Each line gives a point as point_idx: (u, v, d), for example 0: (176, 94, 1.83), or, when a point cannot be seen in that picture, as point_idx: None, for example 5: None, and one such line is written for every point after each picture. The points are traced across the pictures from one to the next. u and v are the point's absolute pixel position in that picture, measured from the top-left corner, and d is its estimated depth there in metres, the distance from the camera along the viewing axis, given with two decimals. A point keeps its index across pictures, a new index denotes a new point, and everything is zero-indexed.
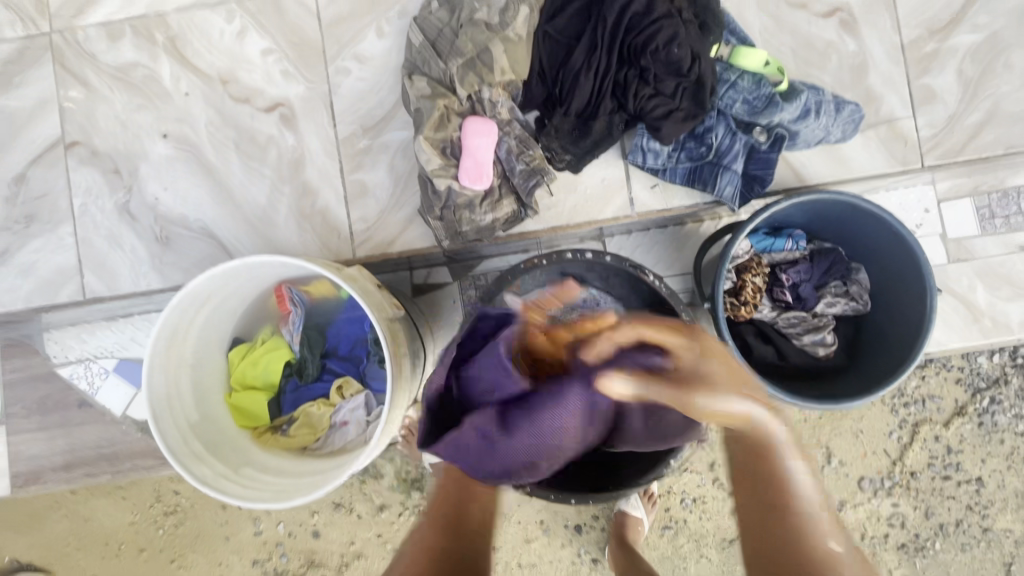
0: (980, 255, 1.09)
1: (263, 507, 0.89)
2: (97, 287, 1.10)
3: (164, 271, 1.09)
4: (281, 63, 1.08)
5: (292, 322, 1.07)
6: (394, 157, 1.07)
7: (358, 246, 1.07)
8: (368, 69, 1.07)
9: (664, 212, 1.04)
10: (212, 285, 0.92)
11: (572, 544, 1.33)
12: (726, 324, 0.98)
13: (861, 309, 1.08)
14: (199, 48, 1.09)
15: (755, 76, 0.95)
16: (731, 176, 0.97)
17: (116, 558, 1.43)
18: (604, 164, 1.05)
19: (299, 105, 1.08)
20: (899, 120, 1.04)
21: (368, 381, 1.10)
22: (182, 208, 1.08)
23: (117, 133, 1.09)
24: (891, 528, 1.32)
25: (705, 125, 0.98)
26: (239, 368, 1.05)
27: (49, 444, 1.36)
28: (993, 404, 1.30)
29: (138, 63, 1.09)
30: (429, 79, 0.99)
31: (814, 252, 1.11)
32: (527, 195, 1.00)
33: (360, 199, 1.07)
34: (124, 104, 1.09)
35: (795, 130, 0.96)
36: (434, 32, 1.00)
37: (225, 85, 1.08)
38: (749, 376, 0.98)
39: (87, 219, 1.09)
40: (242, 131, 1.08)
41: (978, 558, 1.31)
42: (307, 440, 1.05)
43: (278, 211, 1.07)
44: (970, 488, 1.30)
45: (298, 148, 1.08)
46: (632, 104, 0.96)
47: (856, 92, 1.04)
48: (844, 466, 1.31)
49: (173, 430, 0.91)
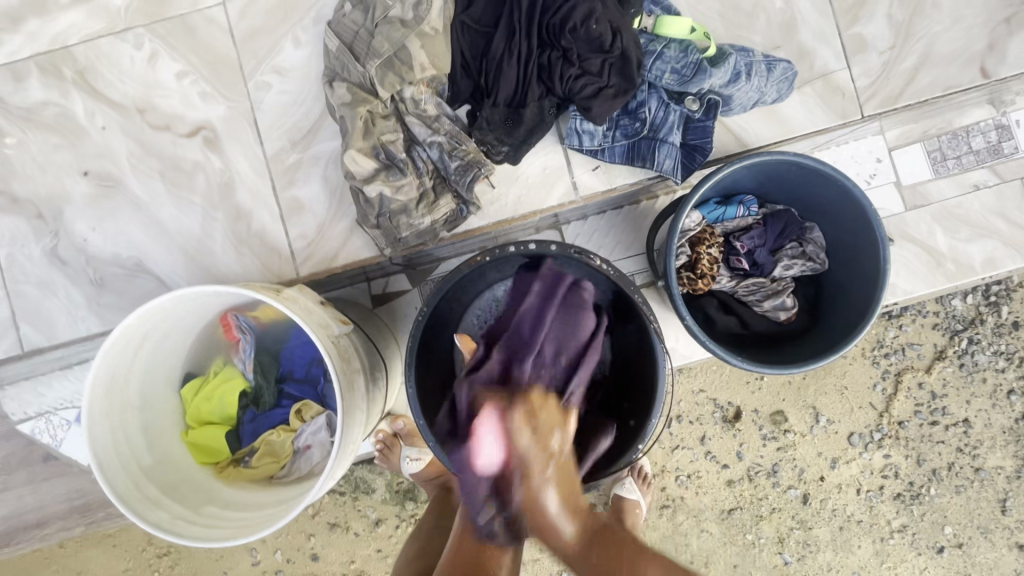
0: (936, 199, 1.08)
1: (225, 546, 0.85)
2: (35, 337, 1.06)
3: (103, 313, 1.05)
4: (197, 85, 1.04)
5: (243, 350, 1.04)
6: (327, 168, 1.03)
7: (301, 263, 1.04)
8: (290, 80, 1.04)
9: (609, 192, 1.03)
10: (146, 324, 0.89)
11: None
12: (682, 300, 0.95)
13: (819, 268, 1.06)
14: (110, 78, 1.04)
15: (682, 44, 0.93)
16: (669, 148, 0.96)
17: None
18: (544, 151, 1.03)
19: (222, 126, 1.04)
20: (834, 72, 1.03)
21: (328, 402, 1.08)
22: (114, 246, 1.04)
23: (35, 177, 1.05)
24: (886, 480, 1.31)
25: (637, 100, 0.97)
26: (193, 404, 1.02)
27: (22, 504, 1.32)
28: (972, 344, 1.29)
29: (49, 101, 1.05)
30: (349, 85, 0.95)
31: (767, 216, 1.09)
32: (465, 190, 0.96)
33: (297, 216, 1.04)
34: (40, 145, 1.05)
35: (728, 94, 0.95)
36: (349, 35, 0.97)
37: (142, 114, 1.04)
38: (712, 351, 0.96)
39: (17, 268, 1.05)
40: (166, 159, 1.04)
41: (973, 498, 1.31)
42: (272, 469, 1.02)
43: (215, 238, 1.04)
44: (958, 430, 1.30)
45: (226, 170, 1.04)
46: (559, 87, 0.93)
47: (788, 49, 1.03)
48: (833, 425, 1.30)
49: (122, 477, 0.88)
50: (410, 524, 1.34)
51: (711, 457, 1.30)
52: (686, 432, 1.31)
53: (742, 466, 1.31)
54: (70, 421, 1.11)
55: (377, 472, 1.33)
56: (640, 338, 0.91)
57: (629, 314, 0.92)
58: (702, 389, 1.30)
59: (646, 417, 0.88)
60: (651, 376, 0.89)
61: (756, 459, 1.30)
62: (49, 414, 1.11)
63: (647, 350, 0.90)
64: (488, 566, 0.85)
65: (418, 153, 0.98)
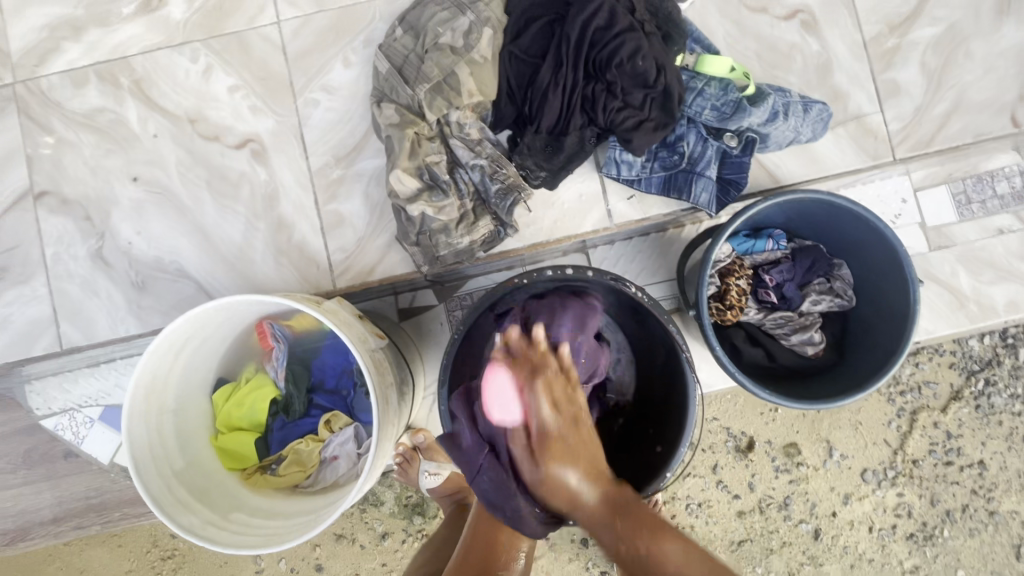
0: (960, 241, 1.10)
1: (254, 553, 0.86)
2: (74, 336, 1.08)
3: (142, 315, 1.07)
4: (249, 99, 1.08)
5: (276, 358, 1.06)
6: (368, 185, 1.06)
7: (338, 276, 1.07)
8: (338, 99, 1.07)
9: (643, 221, 1.05)
10: (189, 329, 0.91)
11: (579, 558, 1.30)
12: (713, 330, 0.97)
13: (847, 304, 1.08)
14: (166, 89, 1.08)
15: (722, 82, 0.97)
16: (705, 182, 0.99)
17: None
18: (581, 178, 1.06)
19: (270, 140, 1.07)
20: (868, 115, 1.06)
21: (356, 414, 1.10)
22: (157, 250, 1.07)
23: (86, 180, 1.08)
24: (899, 519, 1.30)
25: (676, 133, 1.00)
26: (224, 410, 1.04)
27: (38, 499, 1.33)
28: (988, 386, 1.30)
29: (105, 108, 1.08)
30: (397, 106, 0.99)
31: (795, 250, 1.11)
32: (504, 213, 0.99)
33: (337, 230, 1.06)
34: (93, 150, 1.08)
35: (766, 132, 0.97)
36: (400, 59, 1.00)
37: (194, 124, 1.08)
38: (739, 382, 0.97)
39: (61, 268, 1.08)
40: (214, 169, 1.07)
41: (987, 542, 1.30)
42: (298, 478, 1.03)
43: (255, 247, 1.07)
44: (973, 471, 1.30)
45: (271, 182, 1.07)
46: (602, 118, 0.96)
47: (823, 90, 1.05)
48: (847, 460, 1.30)
49: (156, 480, 0.89)
50: (417, 539, 1.34)
51: (722, 487, 1.30)
52: (698, 460, 1.31)
53: (753, 497, 1.30)
54: (93, 418, 1.12)
55: (387, 485, 1.33)
56: (672, 367, 0.93)
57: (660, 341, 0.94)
58: (715, 418, 1.30)
59: (675, 445, 0.89)
60: (681, 404, 0.90)
61: (767, 491, 1.30)
62: (73, 411, 1.12)
63: (678, 379, 0.91)
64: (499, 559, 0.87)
65: (461, 175, 1.00)
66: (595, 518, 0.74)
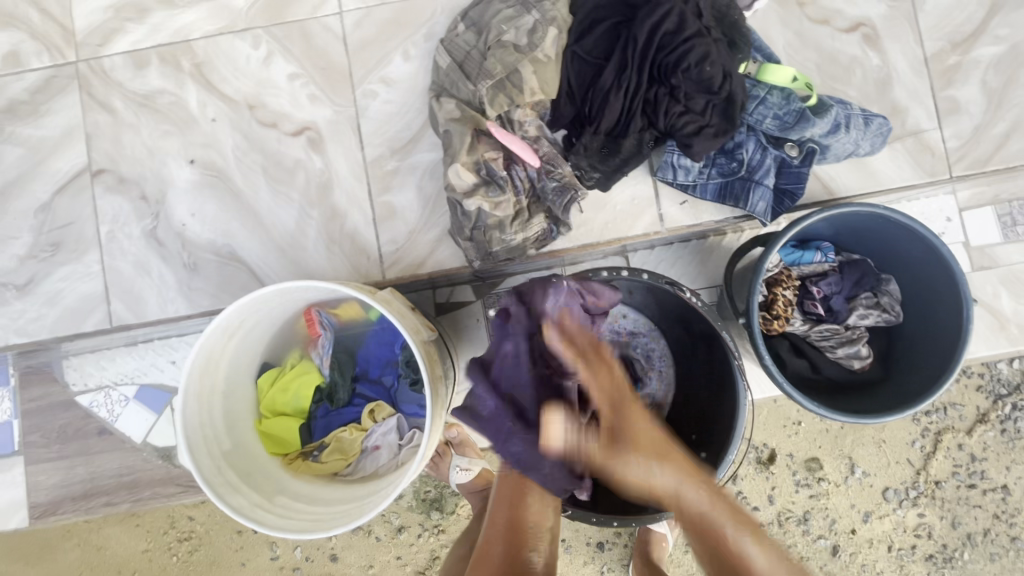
0: (1003, 263, 1.09)
1: (301, 536, 0.87)
2: (124, 314, 1.09)
3: (192, 296, 1.08)
4: (308, 87, 1.09)
5: (322, 346, 1.07)
6: (422, 179, 1.07)
7: (387, 267, 1.07)
8: (396, 91, 1.08)
9: (693, 227, 1.06)
10: (246, 311, 0.92)
11: (594, 561, 1.30)
12: (762, 339, 0.97)
13: (893, 320, 1.07)
14: (226, 75, 1.09)
15: (784, 91, 0.97)
16: (763, 190, 0.98)
17: None
18: (634, 181, 1.06)
19: (326, 129, 1.08)
20: (925, 131, 1.06)
21: (400, 405, 1.10)
22: (211, 233, 1.08)
23: (142, 160, 1.09)
24: (919, 539, 1.29)
25: (735, 141, 1.00)
26: (270, 394, 1.04)
27: (66, 473, 1.34)
28: (1015, 410, 1.29)
29: (166, 89, 1.10)
30: (458, 102, 1.00)
31: (843, 263, 1.10)
32: (561, 211, 0.99)
33: (388, 221, 1.07)
34: (151, 130, 1.10)
35: (827, 144, 0.97)
36: (462, 55, 1.01)
37: (252, 110, 1.09)
38: (785, 393, 0.97)
39: (115, 245, 1.09)
40: (269, 155, 1.08)
41: (1007, 568, 1.29)
42: (338, 465, 1.04)
43: (307, 235, 1.07)
44: (996, 495, 1.29)
45: (325, 170, 1.08)
46: (663, 122, 0.97)
47: (881, 105, 1.05)
48: (869, 477, 1.30)
49: (207, 459, 0.90)
50: (433, 534, 1.35)
51: (742, 498, 1.30)
52: None
53: (773, 509, 1.30)
54: (128, 397, 1.12)
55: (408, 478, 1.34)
56: (721, 374, 0.93)
57: (709, 347, 0.95)
58: None
59: (721, 453, 0.89)
60: (728, 411, 0.91)
61: (786, 505, 1.30)
62: (108, 388, 1.12)
63: (728, 387, 0.92)
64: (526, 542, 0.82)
65: (517, 172, 1.00)
66: (671, 467, 0.72)
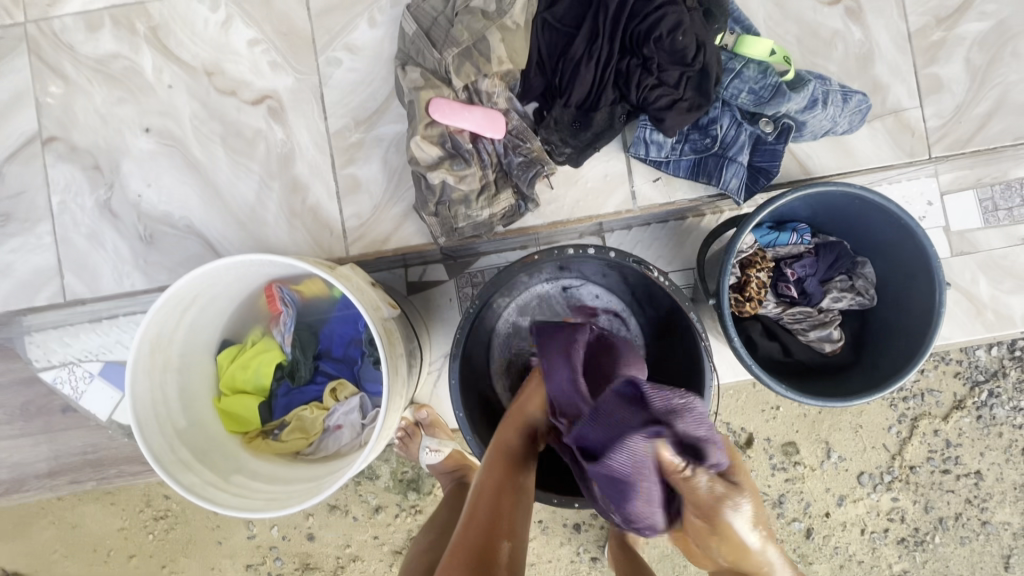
0: (983, 248, 1.07)
1: (254, 516, 0.85)
2: (78, 288, 1.06)
3: (148, 271, 1.05)
4: (269, 54, 1.04)
5: (283, 323, 1.03)
6: (387, 151, 1.03)
7: (351, 243, 1.04)
8: (361, 60, 1.04)
9: (666, 206, 1.02)
10: (198, 285, 0.89)
11: (570, 543, 1.30)
12: (732, 321, 0.94)
13: (868, 303, 1.06)
14: (183, 39, 1.04)
15: (761, 65, 0.94)
16: (736, 168, 0.95)
17: (105, 564, 1.38)
18: (606, 157, 1.03)
19: (288, 98, 1.04)
20: (906, 110, 1.03)
21: (363, 383, 1.07)
22: (167, 205, 1.04)
23: (96, 128, 1.05)
24: (891, 523, 1.30)
25: (709, 116, 0.97)
26: (229, 371, 1.02)
27: (29, 451, 1.31)
28: (991, 397, 1.28)
29: (119, 54, 1.05)
30: (423, 70, 0.95)
31: (819, 245, 1.08)
32: (526, 186, 0.97)
33: (352, 195, 1.04)
34: (105, 97, 1.05)
35: (802, 120, 0.95)
36: (428, 20, 0.96)
37: (210, 77, 1.04)
38: (755, 375, 0.95)
39: (67, 217, 1.06)
40: (228, 125, 1.04)
41: (977, 551, 1.30)
42: (300, 444, 1.02)
43: (268, 208, 1.04)
44: (969, 481, 1.29)
45: (287, 142, 1.04)
46: (634, 95, 0.93)
47: (862, 82, 1.02)
48: (844, 461, 1.29)
49: (159, 436, 0.87)
50: (411, 514, 1.34)
51: None
52: None
53: None
54: (93, 373, 1.10)
55: (384, 459, 1.32)
56: (689, 355, 0.91)
57: (678, 328, 0.93)
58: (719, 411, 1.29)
59: None
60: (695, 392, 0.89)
61: (763, 487, 1.29)
62: (73, 364, 1.10)
63: (694, 368, 0.89)
64: (500, 525, 0.71)
65: (483, 145, 0.97)
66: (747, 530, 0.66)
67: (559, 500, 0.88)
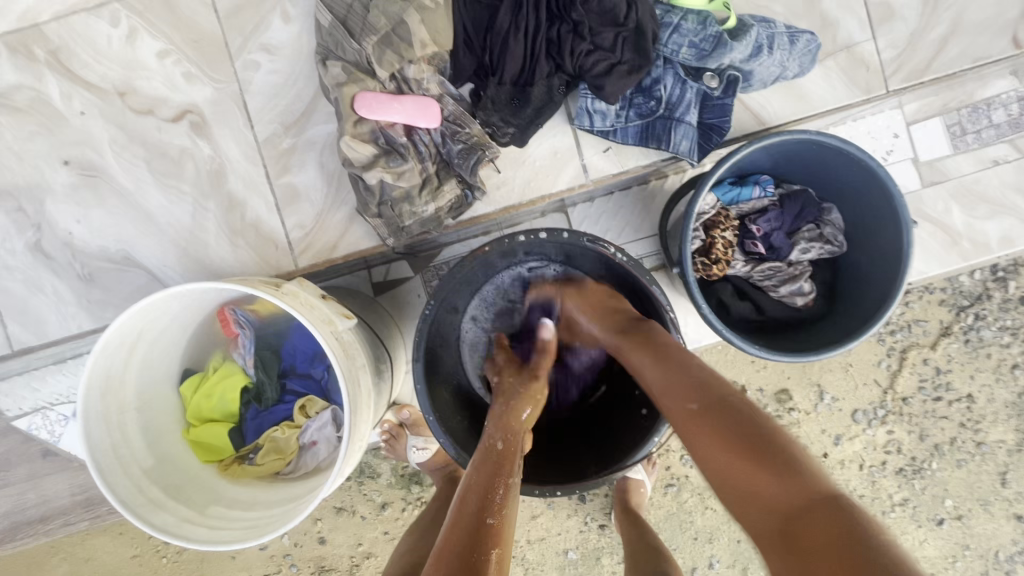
0: (954, 175, 1.03)
1: (234, 548, 0.83)
2: (24, 336, 1.02)
3: (94, 310, 1.01)
4: (181, 65, 0.97)
5: (242, 345, 1.01)
6: (322, 153, 0.98)
7: (299, 255, 1.00)
8: (280, 60, 0.97)
9: (620, 175, 0.98)
10: (138, 322, 0.84)
11: (578, 513, 1.30)
12: (698, 286, 0.89)
13: (837, 251, 1.03)
14: (88, 59, 0.97)
15: (700, 15, 0.89)
16: (685, 128, 0.92)
17: None
18: (551, 133, 0.98)
19: (209, 110, 0.98)
20: (858, 45, 0.99)
21: (332, 396, 1.06)
22: (102, 240, 1.00)
23: (12, 167, 0.99)
24: (889, 455, 1.30)
25: (652, 76, 0.92)
26: (193, 402, 0.99)
27: (17, 499, 1.29)
28: (977, 320, 1.27)
29: (23, 84, 0.98)
30: (344, 63, 0.89)
31: (783, 196, 1.05)
32: (470, 175, 0.92)
33: (293, 205, 0.99)
34: (16, 132, 0.98)
35: (748, 70, 0.91)
36: (342, 8, 0.89)
37: (123, 97, 0.98)
38: (726, 338, 0.91)
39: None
40: (151, 147, 0.98)
41: (974, 472, 1.30)
42: (277, 465, 1.00)
43: (207, 229, 0.99)
44: (962, 405, 1.29)
45: (216, 157, 0.98)
46: (570, 64, 0.88)
47: (810, 20, 0.98)
48: (838, 402, 1.29)
49: (124, 482, 0.85)
50: (416, 507, 1.33)
51: None
52: None
53: None
54: (67, 416, 1.09)
55: (380, 457, 1.31)
56: (658, 327, 0.87)
57: (642, 299, 0.88)
58: (708, 368, 1.28)
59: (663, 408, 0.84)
60: None
61: None
62: (45, 409, 1.08)
63: None
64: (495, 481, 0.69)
65: (420, 138, 0.92)
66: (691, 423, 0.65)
67: (541, 490, 0.82)
